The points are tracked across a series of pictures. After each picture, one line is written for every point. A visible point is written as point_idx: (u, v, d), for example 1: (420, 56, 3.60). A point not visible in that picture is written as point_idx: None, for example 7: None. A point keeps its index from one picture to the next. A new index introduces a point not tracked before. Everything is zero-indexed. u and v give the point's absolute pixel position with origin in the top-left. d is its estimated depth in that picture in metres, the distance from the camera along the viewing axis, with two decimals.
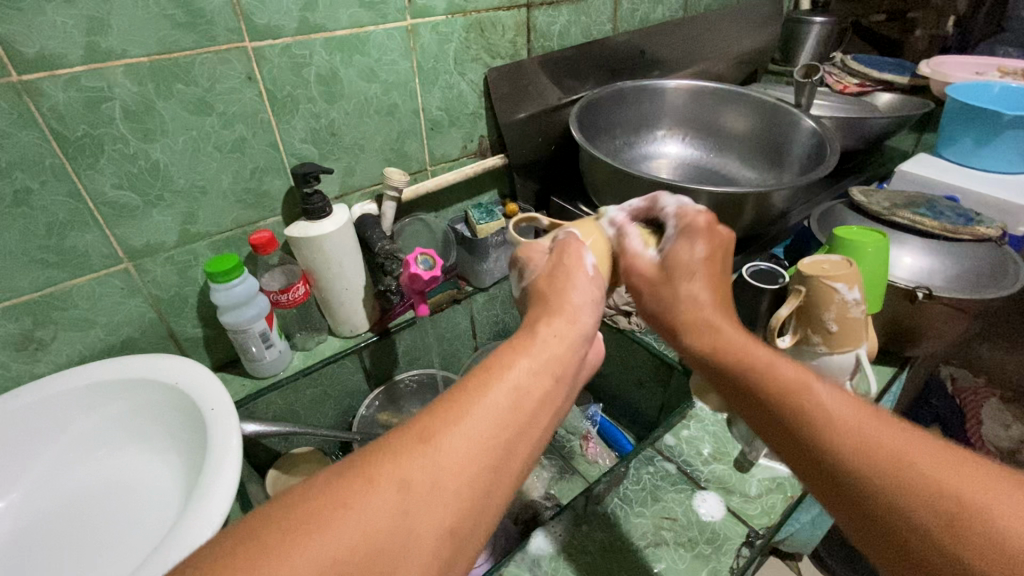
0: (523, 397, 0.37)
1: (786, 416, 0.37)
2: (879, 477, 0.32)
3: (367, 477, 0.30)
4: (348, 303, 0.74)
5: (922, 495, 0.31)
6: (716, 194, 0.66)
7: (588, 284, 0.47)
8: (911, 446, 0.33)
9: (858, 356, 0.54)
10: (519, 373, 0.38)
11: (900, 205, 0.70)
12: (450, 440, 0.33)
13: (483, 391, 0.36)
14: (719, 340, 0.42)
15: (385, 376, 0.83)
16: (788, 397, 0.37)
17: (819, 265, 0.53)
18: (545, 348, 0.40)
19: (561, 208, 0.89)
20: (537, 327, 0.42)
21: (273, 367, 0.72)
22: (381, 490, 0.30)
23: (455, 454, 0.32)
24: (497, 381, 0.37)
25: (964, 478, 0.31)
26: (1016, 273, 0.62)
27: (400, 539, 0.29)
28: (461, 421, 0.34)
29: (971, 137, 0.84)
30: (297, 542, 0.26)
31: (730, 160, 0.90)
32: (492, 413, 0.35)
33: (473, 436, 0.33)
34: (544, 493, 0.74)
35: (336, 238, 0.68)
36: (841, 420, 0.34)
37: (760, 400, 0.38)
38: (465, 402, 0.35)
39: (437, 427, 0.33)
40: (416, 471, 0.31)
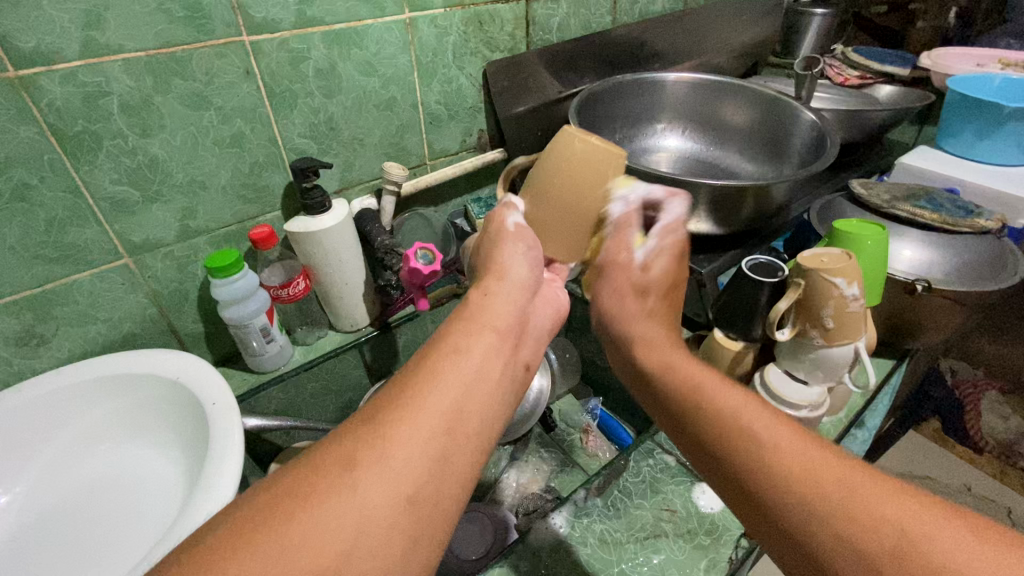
0: (468, 363, 0.37)
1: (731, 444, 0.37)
2: (820, 518, 0.31)
3: (314, 469, 0.30)
4: (348, 297, 0.74)
5: (855, 529, 0.30)
6: (716, 187, 0.66)
7: (515, 237, 0.49)
8: (821, 462, 0.33)
9: (857, 349, 0.54)
10: (460, 341, 0.38)
11: (902, 197, 0.70)
12: (394, 418, 0.32)
13: (425, 366, 0.36)
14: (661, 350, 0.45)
15: (386, 371, 0.84)
16: (733, 435, 0.37)
17: (818, 258, 0.53)
18: (483, 315, 0.42)
19: None
20: (474, 297, 0.44)
21: (274, 362, 0.72)
22: (327, 479, 0.29)
23: (402, 426, 0.32)
24: (440, 353, 0.37)
25: (902, 515, 0.30)
26: (1016, 266, 0.62)
27: (358, 522, 0.28)
28: (403, 399, 0.34)
29: (971, 129, 0.84)
30: (248, 542, 0.26)
31: (729, 154, 0.90)
32: (436, 383, 0.35)
33: (427, 408, 0.33)
34: (544, 486, 0.77)
35: (337, 233, 0.68)
36: (768, 455, 0.35)
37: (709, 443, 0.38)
38: (408, 381, 0.35)
39: (380, 407, 0.33)
40: (362, 452, 0.31)
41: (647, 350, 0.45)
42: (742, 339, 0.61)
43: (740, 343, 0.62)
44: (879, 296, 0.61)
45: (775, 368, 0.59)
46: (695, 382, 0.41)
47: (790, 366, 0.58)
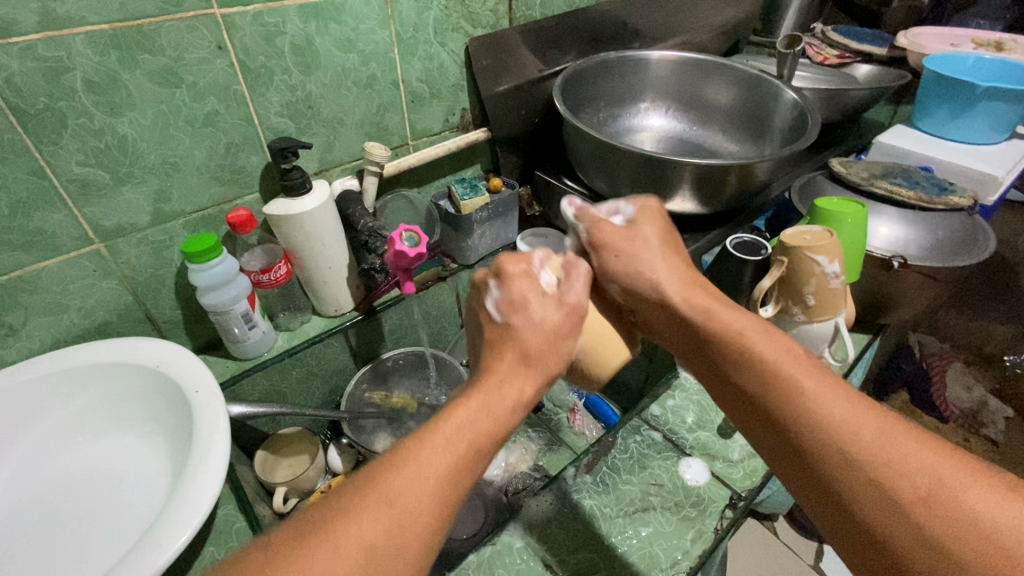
0: (475, 443, 0.37)
1: (765, 381, 0.38)
2: (842, 452, 0.33)
3: (323, 541, 0.30)
4: (331, 281, 0.72)
5: (877, 465, 0.32)
6: (701, 166, 0.66)
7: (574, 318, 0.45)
8: (853, 404, 0.35)
9: (837, 324, 0.55)
10: (471, 417, 0.38)
11: (879, 175, 0.71)
12: (403, 497, 0.33)
13: (435, 440, 0.36)
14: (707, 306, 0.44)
15: (372, 355, 0.83)
16: (767, 373, 0.38)
17: (800, 236, 0.54)
18: (499, 386, 0.40)
19: (544, 181, 0.88)
20: (492, 361, 0.42)
21: (256, 349, 0.71)
22: (337, 556, 0.30)
23: (410, 506, 0.32)
24: (450, 427, 0.37)
25: (930, 464, 0.32)
26: (985, 241, 0.64)
27: None
28: (412, 474, 0.34)
29: (945, 108, 0.82)
30: None
31: (713, 134, 0.90)
32: (443, 463, 0.35)
33: (432, 491, 0.33)
34: (532, 465, 0.78)
35: (318, 216, 0.66)
36: (814, 401, 0.35)
37: (742, 379, 0.39)
38: (419, 455, 0.35)
39: (389, 479, 0.33)
40: (370, 530, 0.31)
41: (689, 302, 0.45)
42: None
43: None
44: (857, 272, 0.63)
45: None
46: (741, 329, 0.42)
47: None
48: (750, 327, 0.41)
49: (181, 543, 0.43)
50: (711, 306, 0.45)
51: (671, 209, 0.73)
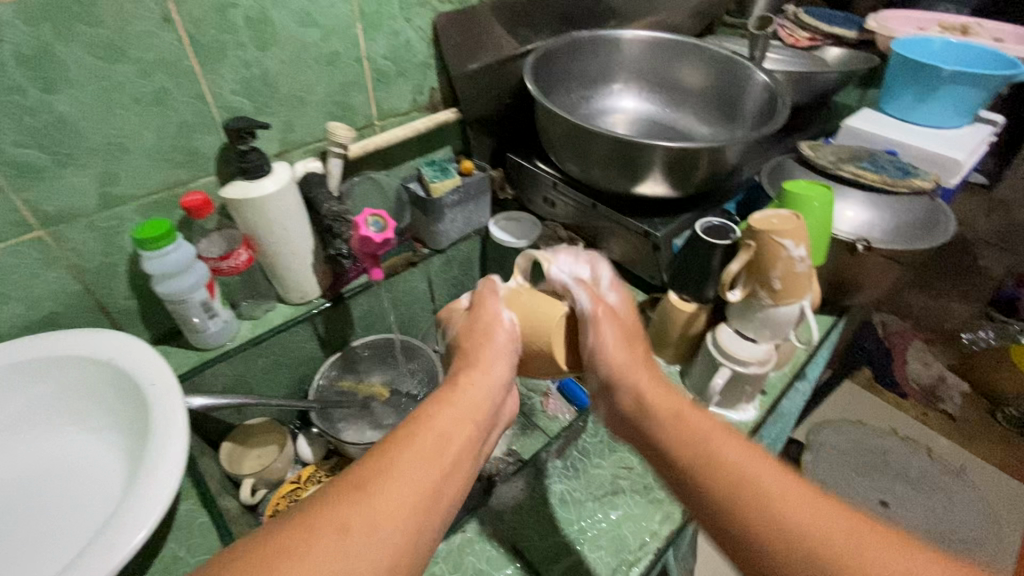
0: (447, 441, 0.42)
1: (710, 480, 0.39)
2: (793, 553, 0.34)
3: (307, 527, 0.34)
4: (295, 267, 0.70)
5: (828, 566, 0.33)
6: (672, 149, 0.65)
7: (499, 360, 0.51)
8: (795, 496, 0.36)
9: (802, 308, 0.55)
10: (443, 422, 0.43)
11: (845, 158, 0.72)
12: (383, 487, 0.37)
13: (410, 439, 0.41)
14: (672, 410, 0.45)
15: (341, 343, 0.81)
16: (713, 472, 0.39)
17: (768, 220, 0.54)
18: (463, 398, 0.46)
19: (516, 164, 0.85)
20: (458, 378, 0.48)
21: (218, 338, 0.68)
22: (321, 539, 0.33)
23: (389, 496, 0.37)
24: (424, 430, 0.42)
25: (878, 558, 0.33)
26: (946, 224, 0.65)
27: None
28: (391, 471, 0.38)
29: (911, 91, 0.83)
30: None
31: (685, 116, 0.89)
32: (419, 460, 0.39)
33: (409, 484, 0.38)
34: (506, 449, 0.78)
35: (279, 200, 0.64)
36: (760, 492, 0.37)
37: (690, 478, 0.40)
38: (395, 454, 0.39)
39: (370, 475, 0.38)
40: (354, 517, 0.35)
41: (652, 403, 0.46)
42: (695, 300, 0.63)
43: (694, 305, 0.63)
44: (823, 256, 0.64)
45: (727, 327, 0.61)
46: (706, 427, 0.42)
47: (740, 325, 0.59)
48: (713, 426, 0.42)
49: (137, 541, 0.42)
50: (674, 410, 0.45)
51: (642, 192, 0.73)
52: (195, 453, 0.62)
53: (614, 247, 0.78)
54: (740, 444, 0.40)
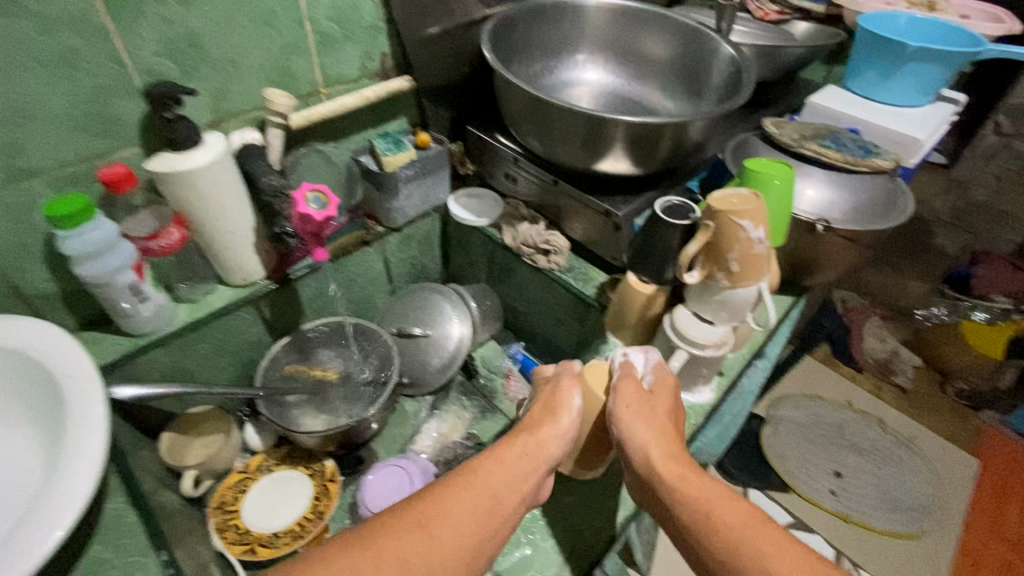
0: (495, 498, 0.45)
1: (725, 552, 0.41)
2: None
3: (371, 556, 0.38)
4: (234, 247, 0.65)
5: None
6: (633, 124, 0.63)
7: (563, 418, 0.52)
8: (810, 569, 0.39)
9: (760, 290, 0.54)
10: (497, 477, 0.46)
11: (809, 136, 0.71)
12: (441, 530, 0.41)
13: (469, 488, 0.44)
14: (685, 475, 0.46)
15: (291, 326, 0.77)
16: (732, 544, 0.41)
17: (728, 199, 0.52)
18: (518, 454, 0.49)
19: (477, 138, 0.81)
20: (517, 433, 0.51)
21: (153, 324, 0.63)
22: (380, 572, 0.37)
23: (443, 541, 0.40)
24: (479, 482, 0.45)
25: None
26: (904, 204, 0.65)
27: None
28: (448, 517, 0.42)
29: (875, 68, 0.82)
30: None
31: (650, 90, 0.86)
32: (472, 510, 0.43)
33: (460, 532, 0.41)
34: (465, 433, 0.77)
35: (212, 174, 0.58)
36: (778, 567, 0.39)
37: (708, 550, 0.42)
38: (453, 500, 0.43)
39: (432, 514, 0.41)
40: (411, 553, 0.39)
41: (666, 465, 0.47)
42: (654, 281, 0.61)
43: (653, 287, 0.61)
44: (784, 237, 0.62)
45: (685, 310, 0.59)
46: (716, 495, 0.44)
47: (698, 308, 0.58)
48: (719, 497, 0.44)
49: (56, 539, 0.39)
50: (687, 474, 0.46)
51: (604, 169, 0.70)
52: (128, 446, 0.59)
53: (576, 226, 0.75)
54: (746, 515, 0.42)
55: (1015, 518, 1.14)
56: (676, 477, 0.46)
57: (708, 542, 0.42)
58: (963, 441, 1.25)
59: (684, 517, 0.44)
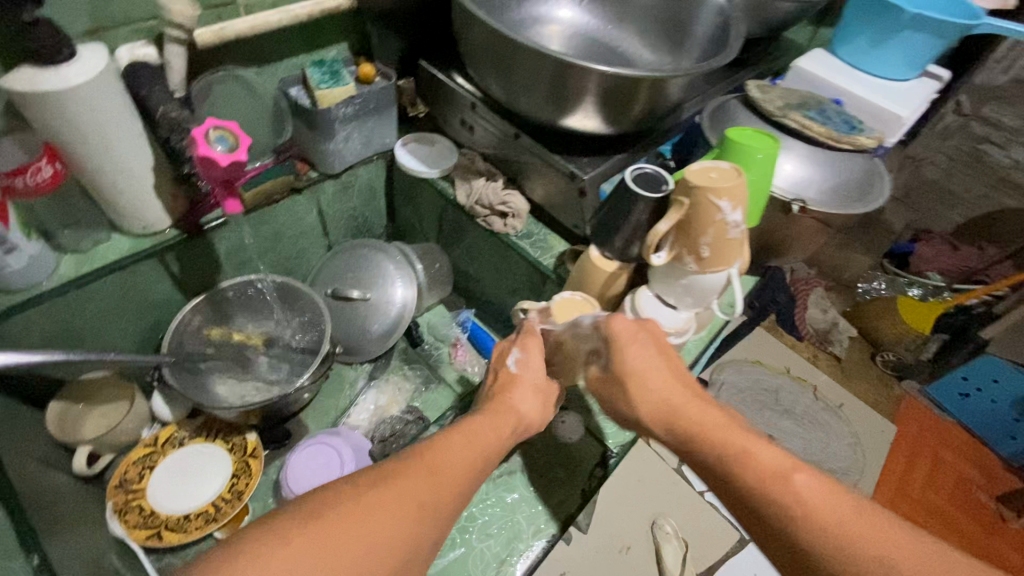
0: (482, 436, 0.42)
1: (762, 503, 0.36)
2: None
3: (358, 483, 0.35)
4: (128, 191, 0.54)
5: None
6: (605, 75, 0.55)
7: (537, 373, 0.50)
8: (865, 524, 0.34)
9: (729, 277, 0.49)
10: (486, 425, 0.44)
11: (793, 104, 0.65)
12: (430, 458, 0.38)
13: (459, 430, 0.42)
14: (710, 432, 0.40)
15: (208, 284, 0.68)
16: (772, 494, 0.36)
17: (706, 172, 0.47)
18: (505, 410, 0.46)
19: (430, 76, 0.71)
20: (507, 393, 0.48)
21: (28, 276, 0.52)
22: (366, 498, 0.34)
23: (437, 466, 0.38)
24: (468, 426, 0.43)
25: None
26: (881, 187, 0.61)
27: (359, 543, 0.32)
28: (437, 450, 0.39)
29: (866, 35, 0.76)
30: (293, 532, 0.31)
31: (628, 36, 0.78)
32: (461, 445, 0.41)
33: (448, 464, 0.38)
34: (404, 407, 0.72)
35: (91, 97, 0.47)
36: (827, 521, 0.34)
37: (743, 502, 0.38)
38: (444, 438, 0.41)
39: (423, 449, 0.39)
40: (399, 479, 0.36)
41: (684, 420, 0.42)
42: (617, 258, 0.56)
43: (615, 264, 0.56)
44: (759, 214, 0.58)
45: (647, 291, 0.55)
46: (746, 447, 0.39)
47: (662, 290, 0.53)
48: (758, 444, 0.39)
49: None
50: (717, 427, 0.40)
51: (571, 125, 0.62)
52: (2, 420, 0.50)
53: (536, 187, 0.68)
54: (788, 460, 0.37)
55: (920, 478, 1.21)
56: (694, 432, 0.41)
57: (744, 491, 0.37)
58: (887, 409, 1.30)
59: (715, 467, 0.39)
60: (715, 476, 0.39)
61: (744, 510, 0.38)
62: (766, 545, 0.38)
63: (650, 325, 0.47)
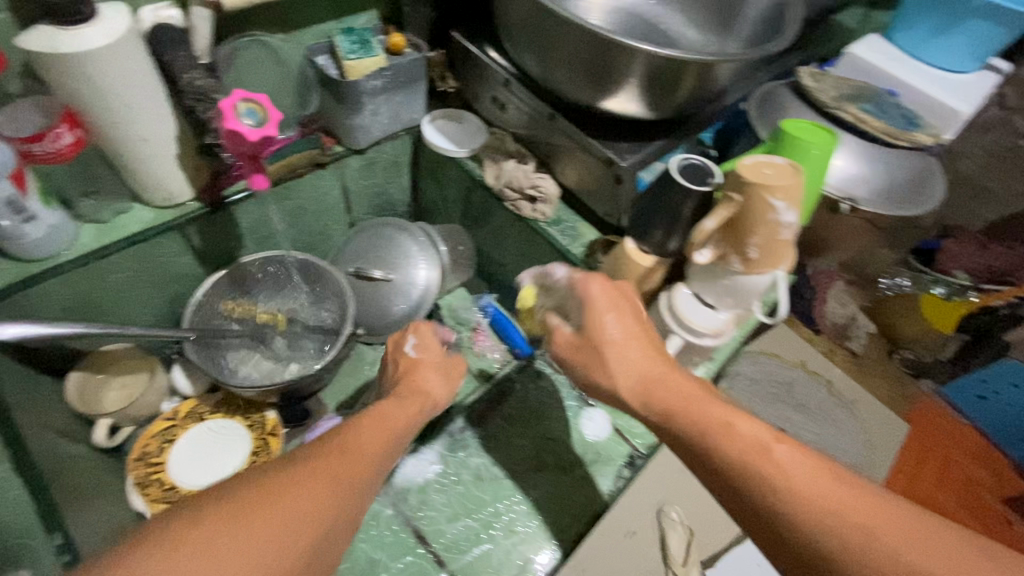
0: (387, 419, 0.43)
1: (738, 473, 0.36)
2: (843, 549, 0.33)
3: (262, 475, 0.36)
4: (150, 160, 0.52)
5: (875, 561, 0.32)
6: (652, 57, 0.52)
7: (436, 362, 0.51)
8: (840, 492, 0.34)
9: (776, 280, 0.47)
10: (388, 408, 0.45)
11: (848, 95, 0.61)
12: (336, 445, 0.39)
13: (361, 416, 0.43)
14: (686, 404, 0.40)
15: (228, 258, 0.66)
16: (749, 465, 0.36)
17: (759, 168, 0.44)
18: (406, 398, 0.47)
19: (462, 48, 0.67)
20: (405, 382, 0.49)
21: (46, 246, 0.51)
22: (270, 489, 0.35)
23: (342, 451, 0.39)
24: (370, 411, 0.44)
25: (918, 549, 0.32)
26: (934, 188, 0.57)
27: (266, 533, 0.33)
28: (343, 436, 0.40)
29: (928, 21, 0.71)
30: (199, 528, 0.32)
31: (671, 14, 0.73)
32: (368, 427, 0.42)
33: (355, 448, 0.40)
34: None
35: (113, 61, 0.44)
36: (797, 490, 0.35)
37: (716, 471, 0.38)
38: (346, 426, 0.41)
39: (326, 438, 0.40)
40: (306, 468, 0.37)
41: (658, 394, 0.41)
42: (656, 252, 0.53)
43: (653, 258, 0.53)
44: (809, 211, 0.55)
45: (685, 288, 0.52)
46: (723, 419, 0.38)
47: (702, 289, 0.51)
48: (731, 415, 0.39)
49: None
50: (693, 400, 0.40)
51: (610, 108, 0.59)
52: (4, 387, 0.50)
53: (568, 171, 0.65)
54: (764, 432, 0.37)
55: (930, 479, 0.84)
56: (671, 404, 0.40)
57: (722, 462, 0.37)
58: None
59: (690, 437, 0.39)
60: (690, 449, 0.39)
61: (717, 479, 0.38)
62: (737, 514, 0.38)
63: (624, 287, 0.46)
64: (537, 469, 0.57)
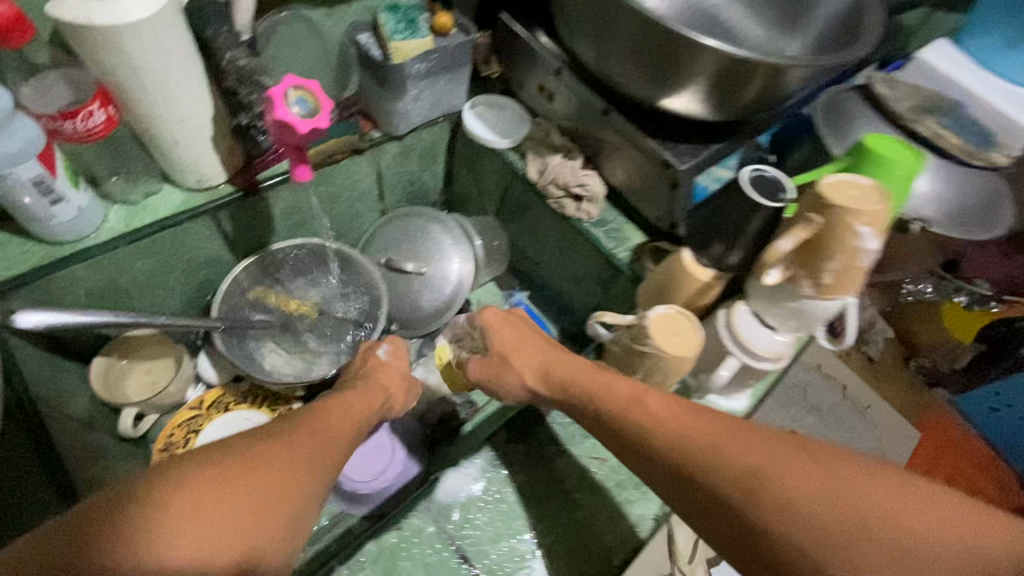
0: (354, 408, 0.43)
1: (617, 419, 0.43)
2: (699, 466, 0.38)
3: (245, 445, 0.33)
4: (185, 142, 0.49)
5: (723, 471, 0.37)
6: (726, 58, 0.48)
7: (400, 367, 0.52)
8: (702, 423, 0.40)
9: (846, 307, 0.45)
10: (352, 398, 0.44)
11: (921, 107, 0.58)
12: (313, 424, 0.38)
13: (334, 402, 0.42)
14: (576, 377, 0.47)
15: (259, 245, 0.64)
16: (623, 413, 0.43)
17: (844, 188, 0.41)
18: (370, 390, 0.47)
19: (511, 31, 0.63)
20: (370, 375, 0.49)
21: (74, 228, 0.48)
22: (255, 458, 0.32)
23: (320, 430, 0.37)
24: (337, 398, 0.43)
25: (761, 457, 0.37)
26: (1001, 212, 0.54)
27: (253, 507, 0.30)
28: (319, 416, 0.39)
29: (1007, 29, 0.68)
30: (180, 494, 0.29)
31: (734, 5, 0.69)
32: (339, 412, 0.41)
33: (332, 429, 0.38)
34: None
35: (153, 35, 0.41)
36: (656, 424, 0.41)
37: (605, 421, 0.44)
38: (322, 410, 0.40)
39: (303, 416, 0.38)
40: (295, 442, 0.35)
41: (558, 373, 0.48)
42: (714, 266, 0.51)
43: (711, 272, 0.50)
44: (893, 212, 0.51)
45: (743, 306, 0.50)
46: (606, 381, 0.45)
47: (762, 309, 0.49)
48: (614, 377, 0.46)
49: None
50: (585, 372, 0.47)
51: (668, 107, 0.56)
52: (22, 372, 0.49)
53: (616, 169, 0.62)
54: (635, 388, 0.44)
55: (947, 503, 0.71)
56: (569, 379, 0.47)
57: (608, 414, 0.44)
58: None
59: (582, 397, 0.46)
60: (585, 408, 0.46)
61: (607, 429, 0.44)
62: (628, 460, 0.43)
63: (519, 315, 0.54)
64: (571, 492, 0.58)
